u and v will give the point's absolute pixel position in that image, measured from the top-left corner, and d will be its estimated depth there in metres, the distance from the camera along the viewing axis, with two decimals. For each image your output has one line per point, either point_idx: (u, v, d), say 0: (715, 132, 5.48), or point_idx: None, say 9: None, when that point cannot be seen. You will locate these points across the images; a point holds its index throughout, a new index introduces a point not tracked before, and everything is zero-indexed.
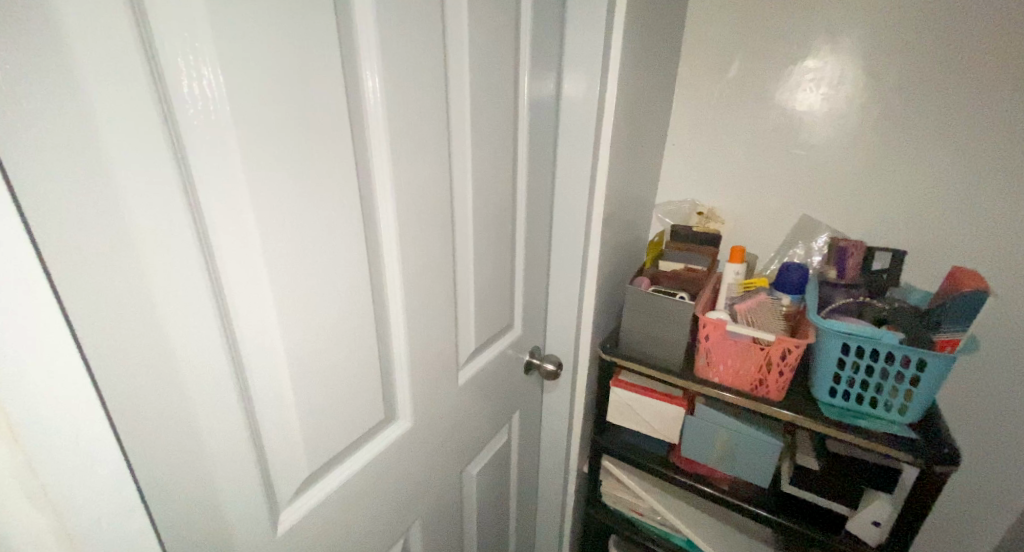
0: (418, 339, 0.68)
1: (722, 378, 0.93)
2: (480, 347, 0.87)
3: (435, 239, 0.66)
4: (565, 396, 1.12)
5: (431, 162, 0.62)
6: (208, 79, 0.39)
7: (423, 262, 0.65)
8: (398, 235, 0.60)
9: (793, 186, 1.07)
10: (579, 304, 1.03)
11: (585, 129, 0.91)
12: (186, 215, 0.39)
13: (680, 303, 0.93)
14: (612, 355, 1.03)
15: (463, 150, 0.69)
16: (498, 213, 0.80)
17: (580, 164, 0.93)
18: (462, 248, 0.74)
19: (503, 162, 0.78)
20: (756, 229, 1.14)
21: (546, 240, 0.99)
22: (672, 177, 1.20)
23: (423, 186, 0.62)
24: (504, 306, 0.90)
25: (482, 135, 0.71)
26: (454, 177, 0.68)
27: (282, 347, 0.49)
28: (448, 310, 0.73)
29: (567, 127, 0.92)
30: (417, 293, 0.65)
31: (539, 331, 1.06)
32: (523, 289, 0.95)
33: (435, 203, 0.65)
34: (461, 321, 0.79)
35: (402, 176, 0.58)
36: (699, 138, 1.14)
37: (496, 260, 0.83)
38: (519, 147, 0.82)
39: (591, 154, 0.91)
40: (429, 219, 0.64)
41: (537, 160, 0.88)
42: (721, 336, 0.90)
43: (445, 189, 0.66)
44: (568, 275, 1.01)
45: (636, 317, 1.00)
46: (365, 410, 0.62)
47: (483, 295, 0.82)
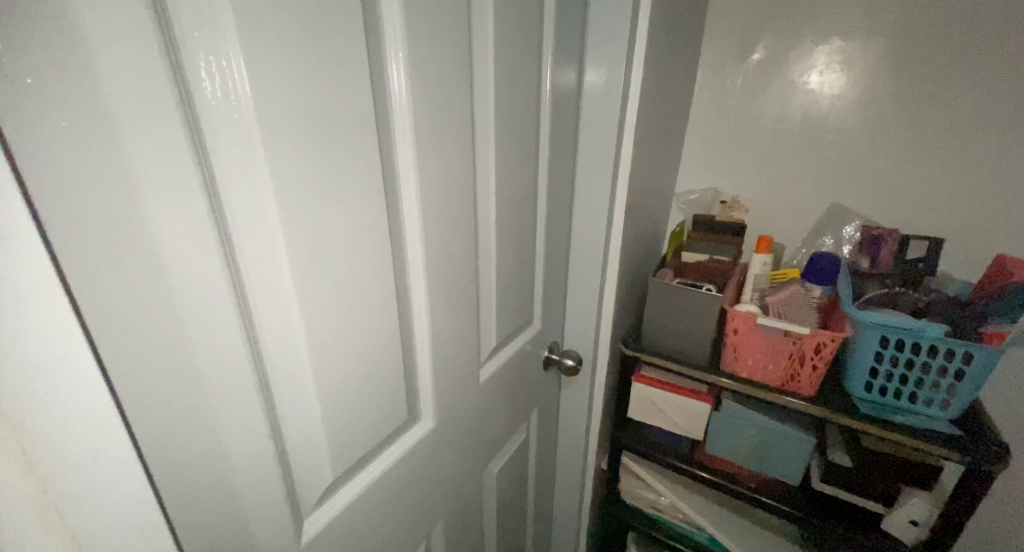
0: (442, 337, 0.65)
1: (751, 372, 0.90)
2: (500, 344, 0.84)
3: (459, 233, 0.63)
4: (584, 392, 1.09)
5: (456, 152, 0.59)
6: (228, 59, 0.35)
7: (448, 258, 0.62)
8: (423, 229, 0.56)
9: (820, 173, 1.03)
10: (600, 297, 0.99)
11: (608, 118, 0.87)
12: (206, 210, 0.36)
13: (707, 296, 0.89)
14: (635, 351, 1.00)
15: (487, 139, 0.65)
16: (521, 205, 0.77)
17: (602, 153, 0.89)
18: (485, 242, 0.71)
19: (526, 152, 0.74)
20: (782, 218, 1.10)
21: (566, 232, 0.95)
22: (693, 165, 1.17)
23: (448, 177, 0.58)
24: (524, 302, 0.87)
25: (506, 123, 0.68)
26: (478, 168, 0.65)
27: (305, 349, 0.46)
28: (471, 307, 0.70)
29: (589, 116, 0.88)
30: (441, 289, 0.62)
31: (558, 327, 1.03)
32: (544, 284, 0.92)
33: (460, 195, 0.61)
34: (484, 317, 0.76)
35: (427, 167, 0.54)
36: (722, 125, 1.10)
37: (518, 254, 0.80)
38: (542, 136, 0.79)
39: (614, 143, 0.88)
40: (453, 212, 0.61)
41: (559, 150, 0.84)
42: (751, 329, 0.87)
43: (470, 181, 0.63)
44: (589, 269, 0.98)
45: (660, 310, 0.96)
46: (389, 411, 0.59)
47: (505, 290, 0.79)
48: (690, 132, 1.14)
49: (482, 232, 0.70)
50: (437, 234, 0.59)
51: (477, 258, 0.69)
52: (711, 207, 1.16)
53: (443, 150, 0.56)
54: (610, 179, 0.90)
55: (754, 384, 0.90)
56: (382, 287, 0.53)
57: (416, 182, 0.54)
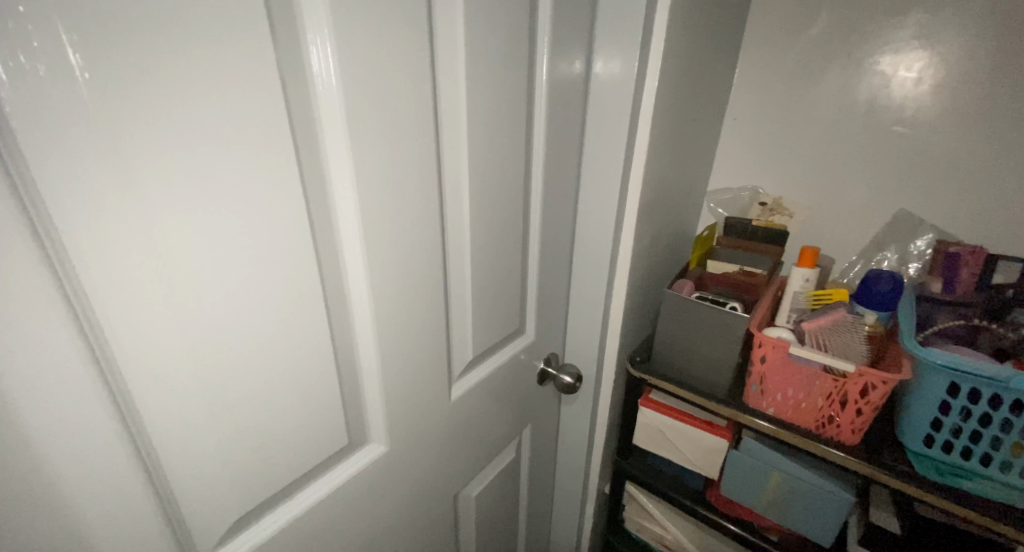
0: (395, 350, 0.55)
1: (778, 409, 0.76)
2: (482, 355, 0.74)
3: (417, 232, 0.53)
4: (586, 411, 0.98)
5: (408, 136, 0.49)
6: (29, 16, 0.27)
7: (401, 260, 0.52)
8: (362, 226, 0.47)
9: (886, 174, 0.86)
10: (606, 308, 0.87)
11: (620, 100, 0.74)
12: (14, 209, 0.29)
13: (729, 316, 0.76)
14: (642, 372, 0.87)
15: (456, 121, 0.55)
16: (505, 200, 0.66)
17: (613, 142, 0.76)
18: (456, 241, 0.61)
19: (512, 138, 0.63)
20: (834, 227, 0.93)
21: (569, 232, 0.83)
22: (729, 161, 1.01)
23: (399, 166, 0.48)
24: (513, 308, 0.76)
25: (483, 103, 0.57)
26: (444, 154, 0.55)
27: (195, 373, 0.39)
28: (437, 316, 0.60)
29: (599, 98, 0.76)
30: (392, 296, 0.52)
31: (557, 337, 0.91)
32: (539, 289, 0.80)
33: (416, 187, 0.51)
34: (455, 327, 0.66)
35: (366, 154, 0.45)
36: (767, 114, 0.94)
37: (502, 256, 0.69)
38: (536, 118, 0.67)
39: (627, 130, 0.75)
40: (408, 207, 0.51)
41: (560, 136, 0.72)
42: (781, 360, 0.73)
43: (432, 170, 0.53)
44: (594, 274, 0.86)
45: (674, 328, 0.83)
46: (320, 436, 0.51)
47: (484, 296, 0.69)
48: (728, 121, 0.99)
49: (450, 230, 0.59)
50: (385, 232, 0.49)
51: (444, 259, 0.59)
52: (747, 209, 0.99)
53: (388, 132, 0.46)
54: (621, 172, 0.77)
55: (780, 424, 0.76)
56: (301, 295, 0.44)
57: (350, 170, 0.44)
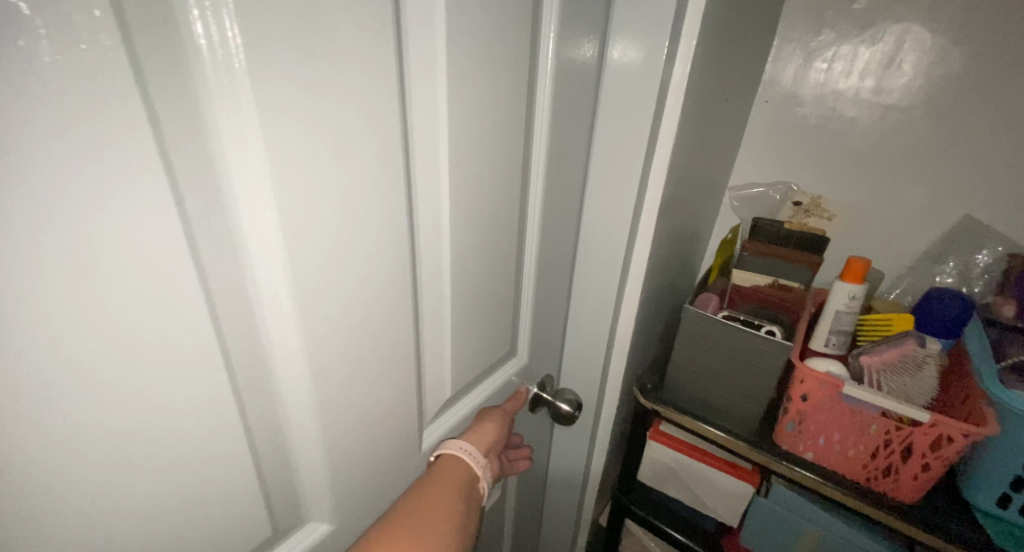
0: (340, 402, 0.40)
1: (819, 455, 0.63)
2: (463, 389, 0.59)
3: (369, 242, 0.37)
4: (583, 439, 0.85)
5: (353, 103, 0.33)
6: None
7: (345, 283, 0.37)
8: (275, 235, 0.31)
9: (949, 174, 0.71)
10: (612, 326, 0.74)
11: (640, 73, 0.59)
12: None
13: (767, 343, 0.62)
14: (654, 403, 0.73)
15: (426, 85, 0.39)
16: (492, 194, 0.51)
17: (628, 125, 0.62)
18: (426, 248, 0.45)
19: (502, 114, 0.48)
20: (878, 235, 0.78)
21: (572, 233, 0.69)
22: (753, 154, 0.86)
23: (336, 145, 0.32)
24: (500, 324, 0.62)
25: (465, 63, 0.41)
26: (409, 131, 0.39)
27: (26, 461, 0.24)
28: (403, 349, 0.45)
29: (614, 70, 0.61)
30: (330, 333, 0.37)
31: (553, 354, 0.78)
32: (534, 299, 0.67)
33: (367, 178, 0.35)
34: (427, 357, 0.51)
35: (279, 126, 0.29)
36: (804, 100, 0.79)
37: (486, 262, 0.55)
38: (536, 90, 0.52)
39: (647, 111, 0.60)
40: (356, 207, 0.35)
41: (565, 115, 0.58)
42: (831, 400, 0.59)
43: (393, 155, 0.37)
44: (599, 284, 0.72)
45: (695, 353, 0.69)
46: (235, 531, 0.36)
47: (465, 315, 0.54)
48: (757, 103, 0.83)
49: (418, 234, 0.44)
50: (314, 244, 0.33)
51: (411, 277, 0.43)
52: (777, 209, 0.84)
53: (317, 94, 0.30)
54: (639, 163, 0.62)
55: (822, 474, 0.63)
56: (175, 349, 0.28)
57: (251, 153, 0.28)
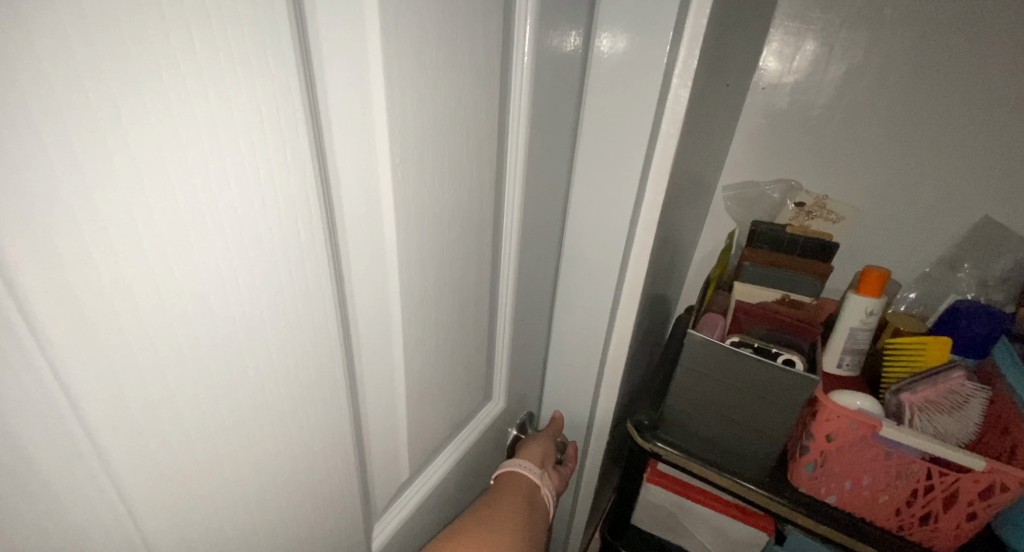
0: (228, 544, 0.27)
1: (842, 500, 0.55)
2: (427, 459, 0.46)
3: (247, 311, 0.24)
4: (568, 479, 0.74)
5: (198, 98, 0.19)
6: None
7: (210, 380, 0.23)
8: (42, 338, 0.17)
9: (960, 171, 0.64)
10: (601, 356, 0.63)
11: (637, 61, 0.47)
12: None
13: (787, 376, 0.53)
14: (653, 443, 0.62)
15: (347, 71, 0.25)
16: (452, 219, 0.38)
17: (621, 125, 0.50)
18: (362, 301, 0.32)
19: (465, 113, 0.35)
20: (884, 239, 0.71)
21: (554, 252, 0.58)
22: (748, 150, 0.76)
23: (166, 170, 0.19)
24: (470, 370, 0.50)
25: (407, 40, 0.28)
26: (321, 137, 0.25)
27: None
28: (331, 439, 0.32)
29: (603, 56, 0.48)
30: (193, 455, 0.23)
31: (532, 388, 0.67)
32: (511, 334, 0.55)
33: (235, 218, 0.22)
34: (373, 438, 0.38)
35: (28, 148, 0.15)
36: (803, 88, 0.70)
37: (447, 304, 0.42)
38: (510, 81, 0.39)
39: (644, 109, 0.48)
40: (216, 264, 0.22)
41: (547, 113, 0.45)
42: (861, 441, 0.51)
43: (292, 171, 0.23)
44: (586, 310, 0.61)
45: (699, 386, 0.59)
46: None
47: (423, 373, 0.42)
48: (751, 92, 0.73)
49: (345, 282, 0.30)
50: (135, 335, 0.19)
51: (336, 344, 0.30)
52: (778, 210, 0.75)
53: (118, 77, 0.16)
54: (634, 172, 0.51)
55: (846, 522, 0.54)
56: None
57: None
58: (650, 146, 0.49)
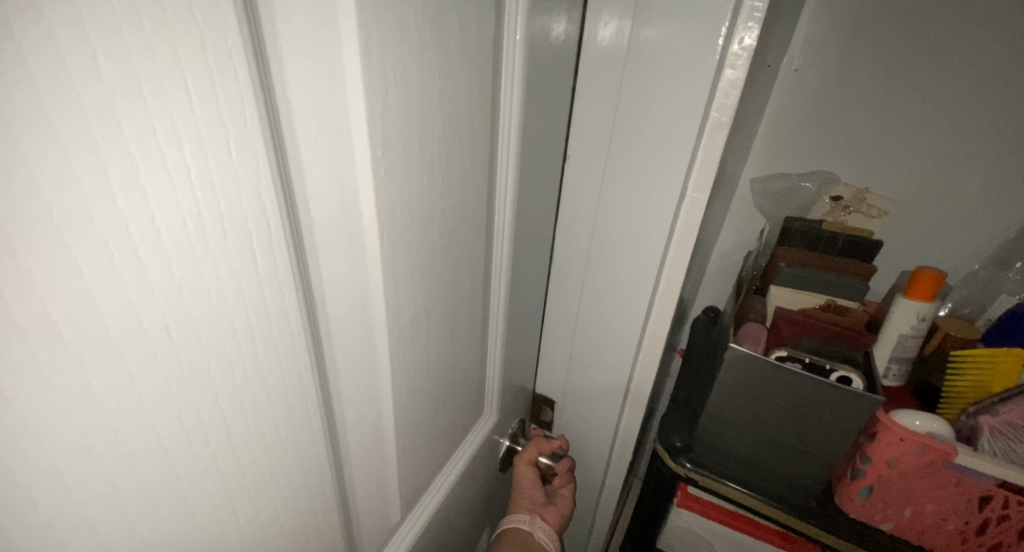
0: None
1: (900, 528, 0.50)
2: (420, 487, 0.42)
3: (195, 359, 0.19)
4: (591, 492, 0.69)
5: (110, 91, 0.14)
6: None
7: (144, 446, 0.18)
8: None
9: (1013, 157, 0.59)
10: (631, 366, 0.57)
11: (687, 40, 0.39)
12: None
13: (842, 396, 0.47)
14: (685, 466, 0.57)
15: (314, 54, 0.20)
16: (442, 227, 0.33)
17: (658, 116, 0.43)
18: (339, 323, 0.27)
19: (452, 107, 0.30)
20: (925, 232, 0.66)
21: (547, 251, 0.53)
22: (779, 131, 0.69)
23: (69, 193, 0.14)
24: (463, 387, 0.46)
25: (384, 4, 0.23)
26: (281, 133, 0.20)
27: None
28: (306, 486, 0.28)
29: (644, 33, 0.40)
30: (118, 546, 0.18)
31: (523, 394, 0.63)
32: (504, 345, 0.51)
33: (171, 246, 0.17)
34: (358, 476, 0.34)
35: None
36: (845, 61, 0.63)
37: (439, 320, 0.37)
38: (502, 70, 0.34)
39: (689, 99, 0.41)
40: (146, 305, 0.17)
41: (541, 101, 0.40)
42: (928, 468, 0.46)
43: (237, 177, 0.19)
44: (604, 318, 0.55)
45: (739, 405, 0.53)
46: None
47: (415, 399, 0.37)
48: (783, 78, 0.66)
49: (317, 311, 0.25)
50: (31, 406, 0.15)
51: (309, 380, 0.26)
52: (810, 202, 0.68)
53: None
54: (671, 172, 0.44)
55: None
56: None
57: None
58: (695, 142, 0.42)
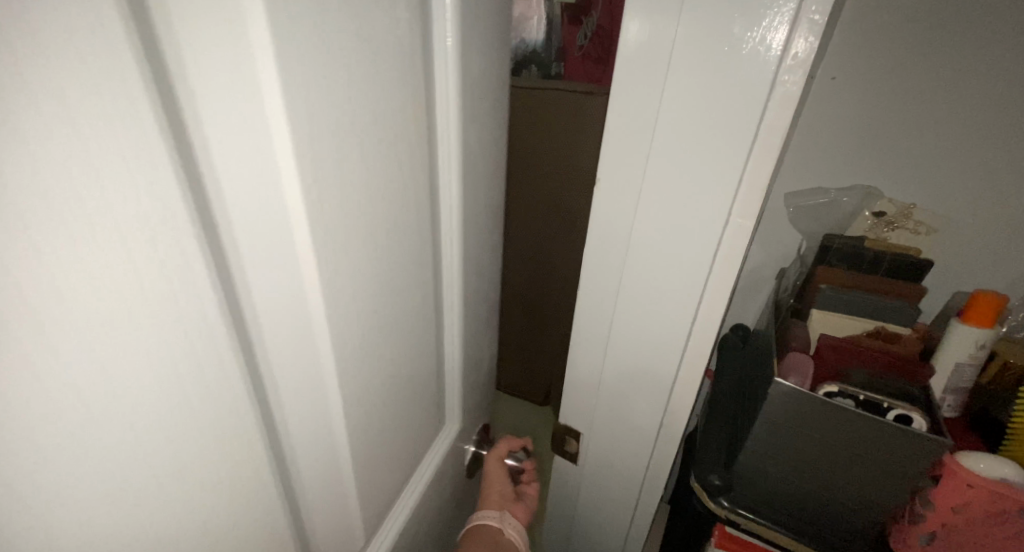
0: None
1: None
2: (383, 504, 0.43)
3: (116, 404, 0.19)
4: (622, 525, 0.65)
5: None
6: None
7: (91, 499, 0.19)
8: None
9: None
10: (667, 395, 0.53)
11: (748, 48, 0.35)
12: None
13: (901, 438, 0.43)
14: (724, 506, 0.53)
15: (227, 98, 0.21)
16: (384, 246, 0.34)
17: (707, 133, 0.39)
18: (276, 349, 0.27)
19: (383, 121, 0.30)
20: (974, 249, 0.62)
21: (490, 259, 0.54)
22: (813, 142, 0.66)
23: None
24: (422, 403, 0.47)
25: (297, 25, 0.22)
26: (193, 167, 0.20)
27: None
28: (256, 514, 0.29)
29: (696, 40, 0.36)
30: None
31: (484, 398, 0.64)
32: (461, 354, 0.52)
33: (79, 292, 0.17)
34: (312, 496, 0.34)
35: None
36: (885, 69, 0.60)
37: (390, 340, 0.38)
38: (431, 83, 0.35)
39: (745, 113, 0.37)
40: (56, 356, 0.17)
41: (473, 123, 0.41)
42: (1001, 517, 0.42)
43: (150, 216, 0.19)
44: (636, 343, 0.52)
45: (786, 444, 0.49)
46: None
47: (367, 418, 0.37)
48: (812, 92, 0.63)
49: (250, 337, 0.25)
50: None
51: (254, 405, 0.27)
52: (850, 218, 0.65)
53: None
54: (722, 193, 0.41)
55: None
56: None
57: None
58: (745, 162, 0.39)
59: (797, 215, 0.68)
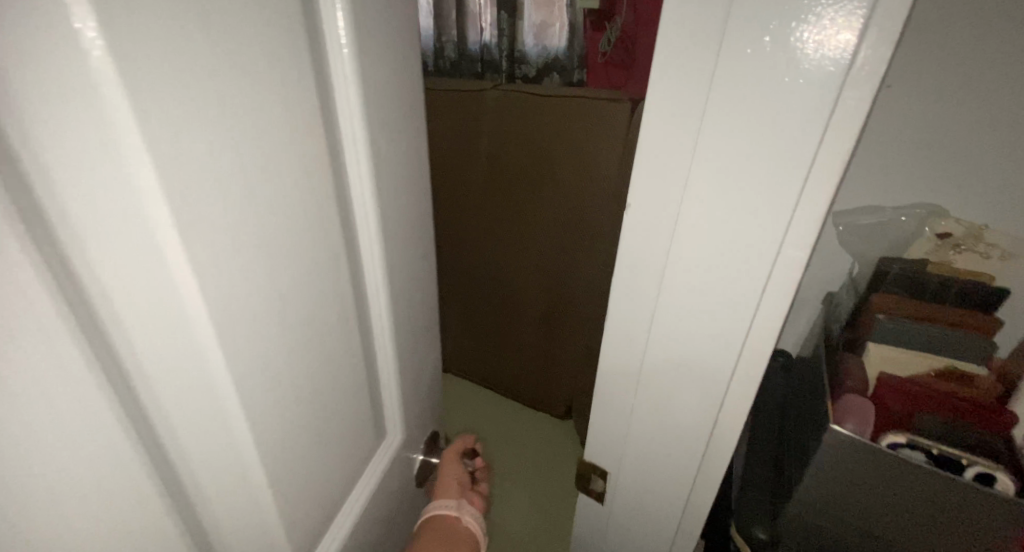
0: None
1: None
2: (319, 532, 0.40)
3: None
4: None
5: None
6: None
7: None
8: None
9: None
10: (707, 434, 0.48)
11: (809, 58, 0.30)
12: None
13: (984, 498, 0.38)
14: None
15: (82, 133, 0.18)
16: (300, 265, 0.31)
17: (754, 154, 0.35)
18: (178, 393, 0.25)
19: (275, 123, 0.27)
20: None
21: (421, 252, 0.48)
22: (879, 157, 0.62)
23: None
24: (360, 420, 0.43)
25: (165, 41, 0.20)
26: (39, 212, 0.18)
27: None
28: None
29: (748, 47, 0.32)
30: None
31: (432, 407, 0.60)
32: (398, 362, 0.47)
33: None
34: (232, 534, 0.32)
35: None
36: (968, 82, 0.56)
37: (320, 353, 0.34)
38: (343, 95, 0.32)
39: (804, 132, 0.32)
40: None
41: (384, 112, 0.36)
42: None
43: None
44: (670, 369, 0.47)
45: (840, 493, 0.44)
46: None
47: (294, 449, 0.34)
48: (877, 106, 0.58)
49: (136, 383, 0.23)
50: None
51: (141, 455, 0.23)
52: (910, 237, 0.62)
53: None
54: (776, 222, 0.36)
55: None
56: None
57: None
58: (799, 190, 0.34)
59: (851, 233, 0.65)
